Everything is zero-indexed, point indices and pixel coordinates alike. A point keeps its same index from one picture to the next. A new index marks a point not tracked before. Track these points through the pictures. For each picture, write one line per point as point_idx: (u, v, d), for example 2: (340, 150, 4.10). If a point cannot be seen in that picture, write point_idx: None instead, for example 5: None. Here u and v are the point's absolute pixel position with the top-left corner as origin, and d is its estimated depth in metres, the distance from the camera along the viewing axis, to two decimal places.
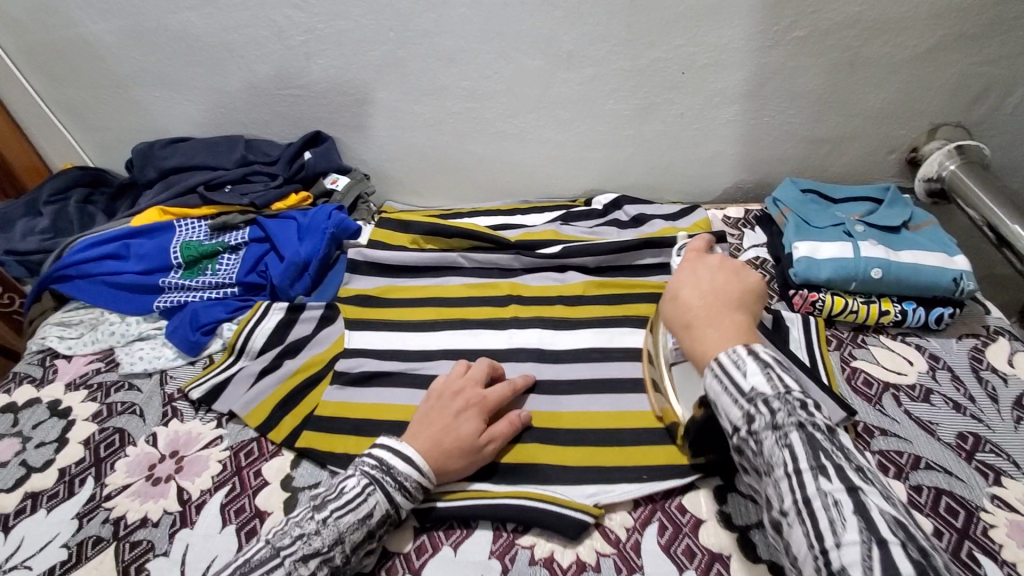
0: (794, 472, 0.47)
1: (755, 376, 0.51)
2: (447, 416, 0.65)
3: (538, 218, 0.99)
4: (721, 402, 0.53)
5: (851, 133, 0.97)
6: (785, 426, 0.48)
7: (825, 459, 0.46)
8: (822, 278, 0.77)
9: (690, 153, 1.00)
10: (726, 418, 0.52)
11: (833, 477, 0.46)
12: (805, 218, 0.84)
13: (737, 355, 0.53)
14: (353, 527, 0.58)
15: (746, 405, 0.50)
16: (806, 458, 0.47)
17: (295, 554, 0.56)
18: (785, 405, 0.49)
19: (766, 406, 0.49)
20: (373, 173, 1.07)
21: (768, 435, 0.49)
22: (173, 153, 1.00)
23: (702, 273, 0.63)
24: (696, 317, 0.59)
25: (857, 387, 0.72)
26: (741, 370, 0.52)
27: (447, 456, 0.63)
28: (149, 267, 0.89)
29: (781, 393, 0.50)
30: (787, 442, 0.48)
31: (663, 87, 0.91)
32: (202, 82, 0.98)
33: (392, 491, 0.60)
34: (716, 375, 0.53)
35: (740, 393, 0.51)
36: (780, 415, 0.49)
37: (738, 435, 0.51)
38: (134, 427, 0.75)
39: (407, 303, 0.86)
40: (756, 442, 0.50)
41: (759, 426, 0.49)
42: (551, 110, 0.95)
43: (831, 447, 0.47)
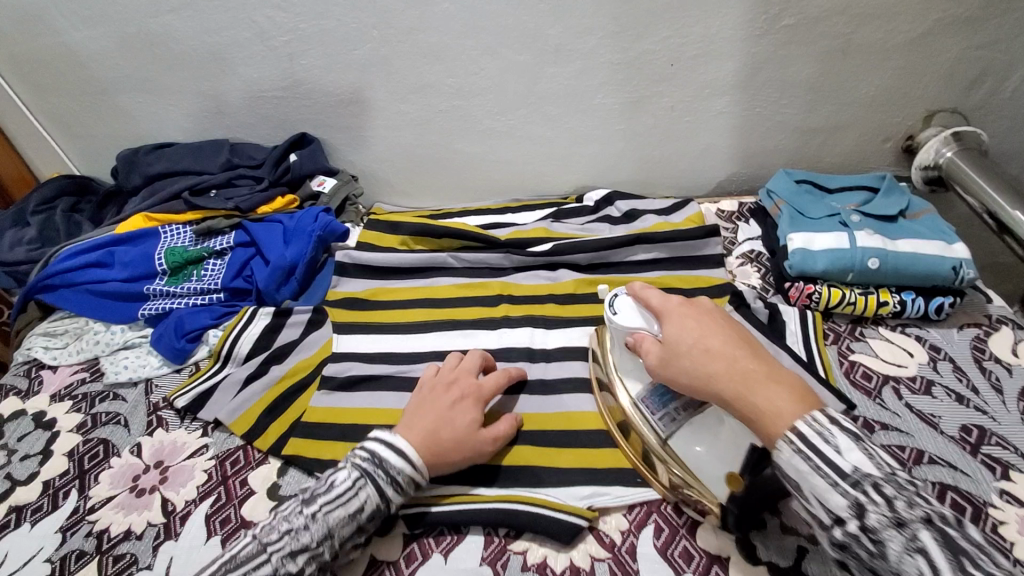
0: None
1: (854, 455, 0.46)
2: (442, 406, 0.64)
3: (529, 216, 0.98)
4: (814, 488, 0.46)
5: (845, 122, 0.95)
6: (909, 521, 0.43)
7: (969, 562, 0.41)
8: (818, 270, 0.75)
9: (683, 147, 0.98)
10: (824, 508, 0.46)
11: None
12: (799, 209, 0.82)
13: (818, 425, 0.47)
14: (343, 522, 0.57)
15: (852, 491, 0.45)
16: (942, 560, 0.41)
17: (283, 550, 0.55)
18: (900, 492, 0.44)
19: (879, 492, 0.44)
20: (363, 175, 1.06)
21: (892, 534, 0.43)
22: (158, 159, 0.99)
23: (693, 322, 0.56)
24: (742, 375, 0.52)
25: (856, 380, 0.70)
26: (834, 445, 0.46)
27: (444, 448, 0.61)
28: (133, 274, 0.87)
29: (888, 474, 0.45)
30: (916, 540, 0.42)
31: (653, 79, 0.90)
32: (186, 86, 0.96)
33: (383, 485, 0.58)
34: (800, 452, 0.47)
35: (841, 475, 0.45)
36: (902, 508, 0.43)
37: (841, 529, 0.45)
38: (119, 438, 0.74)
39: (396, 305, 0.85)
40: (872, 538, 0.44)
41: (875, 519, 0.43)
42: (539, 106, 0.94)
43: (966, 544, 0.42)
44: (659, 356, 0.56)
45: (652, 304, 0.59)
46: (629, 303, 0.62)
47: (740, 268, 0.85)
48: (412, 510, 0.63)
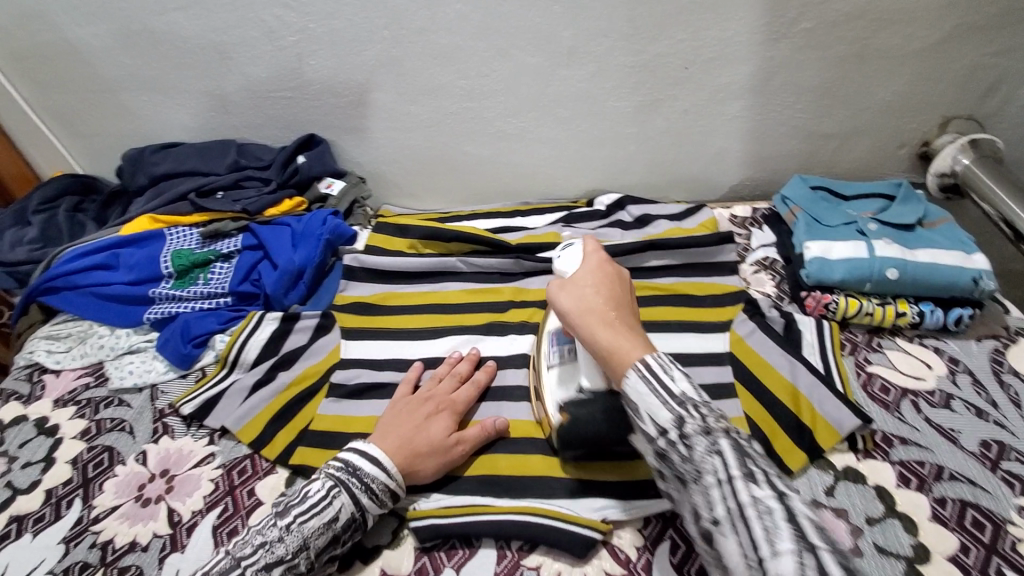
0: (726, 480, 0.43)
1: (683, 381, 0.46)
2: (416, 417, 0.65)
3: (539, 220, 0.97)
4: (646, 406, 0.47)
5: (860, 128, 0.94)
6: (717, 432, 0.44)
7: (754, 467, 0.43)
8: (835, 280, 0.74)
9: (695, 151, 0.97)
10: (652, 422, 0.47)
11: (764, 484, 0.42)
12: (816, 217, 0.81)
13: (661, 360, 0.48)
14: (319, 532, 0.57)
15: (677, 407, 0.45)
16: (736, 466, 0.43)
17: (257, 563, 0.55)
18: (711, 411, 0.45)
19: (696, 410, 0.45)
20: (370, 177, 1.05)
21: (700, 440, 0.44)
22: (163, 159, 0.97)
23: (599, 270, 0.57)
24: (612, 315, 0.53)
25: (874, 393, 0.69)
26: (669, 373, 0.47)
27: (418, 457, 0.62)
28: (139, 277, 0.85)
29: (705, 400, 0.46)
30: (717, 448, 0.44)
31: (667, 82, 0.88)
32: (191, 85, 0.95)
33: (358, 494, 0.59)
34: (643, 377, 0.47)
35: (669, 395, 0.46)
36: (711, 420, 0.45)
37: (664, 439, 0.46)
38: (124, 445, 0.72)
39: (405, 311, 0.84)
40: (686, 448, 0.45)
41: (691, 430, 0.45)
42: (550, 108, 0.92)
43: (755, 453, 0.45)
44: (554, 285, 0.57)
45: (585, 249, 0.60)
46: (579, 250, 0.62)
47: (754, 275, 0.84)
48: (422, 524, 0.61)
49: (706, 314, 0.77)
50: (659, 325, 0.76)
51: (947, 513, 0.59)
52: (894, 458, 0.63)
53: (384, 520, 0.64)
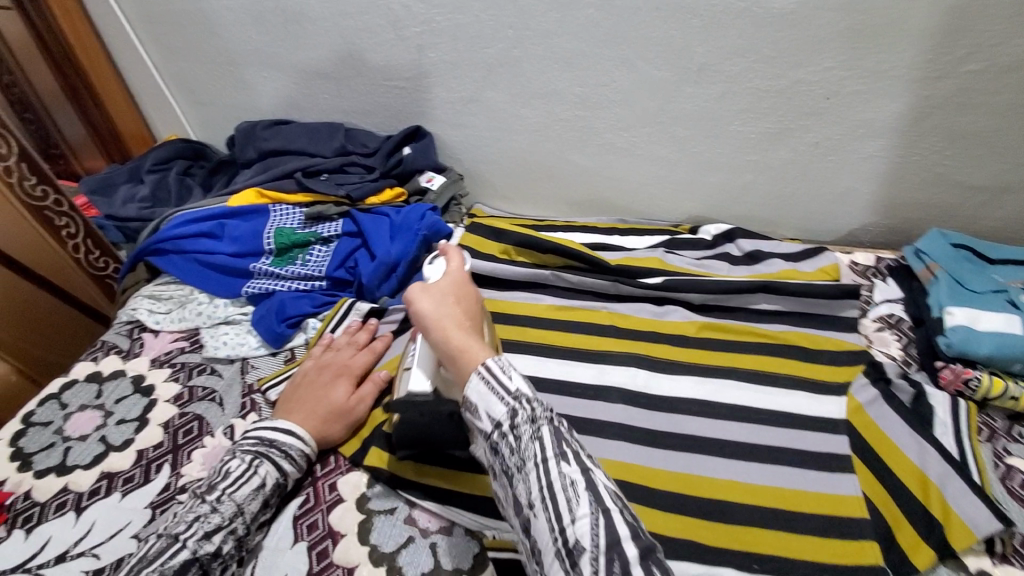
0: (543, 461, 0.47)
1: (520, 381, 0.49)
2: (316, 386, 0.69)
3: (638, 241, 0.92)
4: (482, 403, 0.49)
5: (1013, 184, 0.84)
6: (540, 419, 0.49)
7: (567, 447, 0.48)
8: (981, 355, 0.67)
9: (818, 187, 0.90)
10: (488, 415, 0.49)
11: (572, 461, 0.47)
12: (958, 279, 0.73)
13: (501, 364, 0.51)
14: (251, 497, 0.58)
15: (510, 402, 0.49)
16: (552, 448, 0.47)
17: (196, 534, 0.54)
18: (540, 404, 0.49)
19: (528, 402, 0.49)
20: (468, 175, 1.03)
21: (526, 428, 0.48)
22: (274, 135, 0.99)
23: (459, 277, 0.61)
24: (462, 323, 0.55)
25: (1014, 490, 0.62)
26: (506, 375, 0.50)
27: (323, 423, 0.66)
28: (241, 250, 0.87)
29: (536, 397, 0.50)
30: (538, 434, 0.48)
31: (802, 112, 0.82)
32: (310, 66, 0.96)
33: (279, 461, 0.61)
34: (484, 378, 0.50)
35: (505, 392, 0.49)
36: (539, 411, 0.49)
37: (497, 433, 0.49)
38: (213, 417, 0.74)
39: (493, 318, 0.81)
40: (516, 436, 0.48)
41: (519, 420, 0.48)
42: (668, 126, 0.87)
43: (570, 437, 0.49)
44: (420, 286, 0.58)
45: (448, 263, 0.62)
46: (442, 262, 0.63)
47: (877, 333, 0.77)
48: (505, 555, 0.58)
49: (824, 372, 0.70)
50: (774, 378, 0.70)
51: None
52: None
53: (464, 542, 0.60)
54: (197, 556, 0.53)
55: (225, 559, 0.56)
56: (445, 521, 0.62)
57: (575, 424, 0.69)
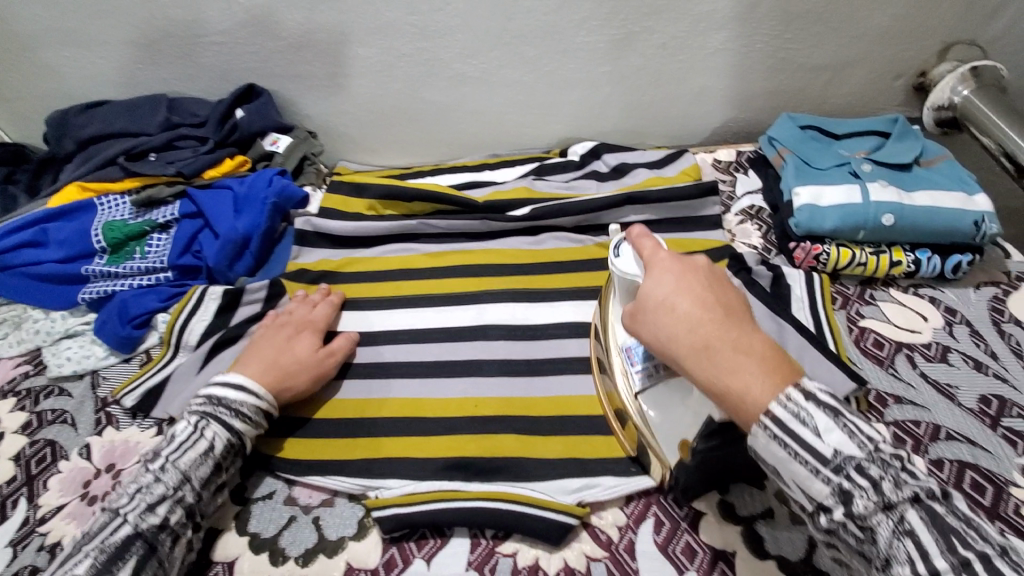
0: (927, 574, 0.36)
1: (835, 436, 0.39)
2: (278, 339, 0.64)
3: (509, 172, 0.89)
4: (791, 474, 0.41)
5: (853, 58, 0.85)
6: (895, 504, 0.38)
7: (964, 549, 0.36)
8: (827, 229, 0.69)
9: (675, 90, 0.89)
10: (805, 496, 0.41)
11: (982, 573, 0.35)
12: (805, 160, 0.75)
13: (794, 404, 0.40)
14: (197, 463, 0.54)
15: (831, 478, 0.39)
16: (930, 544, 0.37)
17: (137, 507, 0.51)
18: (884, 471, 0.38)
19: (861, 478, 0.38)
20: (323, 132, 0.95)
21: (880, 520, 0.38)
22: (89, 120, 0.87)
23: (680, 267, 0.47)
24: (714, 337, 0.43)
25: (866, 349, 0.64)
26: (812, 426, 0.39)
27: (288, 376, 0.61)
28: (70, 254, 0.78)
29: (870, 453, 0.39)
30: (904, 526, 0.38)
31: (644, 12, 0.79)
32: (110, 34, 0.83)
33: (228, 420, 0.57)
34: (776, 438, 0.40)
35: (821, 462, 0.39)
36: (885, 487, 0.38)
37: (829, 521, 0.40)
38: (67, 438, 0.67)
39: (368, 277, 0.77)
40: (859, 525, 0.38)
41: (862, 508, 0.38)
42: (515, 46, 0.83)
43: (958, 525, 0.37)
44: (630, 308, 0.48)
45: (640, 248, 0.49)
46: (631, 248, 0.51)
47: (739, 226, 0.78)
48: (386, 513, 0.55)
49: None
50: None
51: (944, 476, 0.54)
52: (888, 419, 0.58)
53: (347, 509, 0.59)
54: (141, 530, 0.50)
55: (177, 529, 0.52)
56: (327, 494, 0.60)
57: (455, 367, 0.67)
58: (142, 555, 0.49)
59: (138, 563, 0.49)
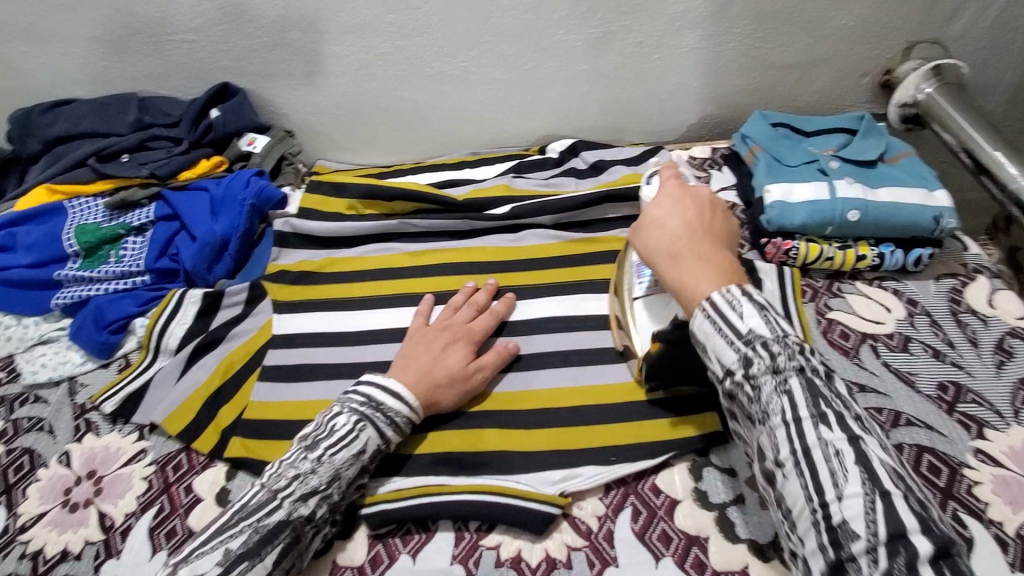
0: (793, 420, 0.43)
1: (753, 318, 0.46)
2: (435, 346, 0.63)
3: (488, 170, 0.90)
4: (709, 343, 0.47)
5: (822, 56, 0.88)
6: (785, 372, 0.45)
7: (825, 407, 0.43)
8: (796, 225, 0.71)
9: (650, 88, 0.90)
10: (717, 361, 0.47)
11: (835, 427, 0.43)
12: (777, 157, 0.77)
13: (730, 294, 0.48)
14: (349, 463, 0.54)
15: (742, 347, 0.45)
16: (806, 409, 0.43)
17: (293, 494, 0.51)
18: (785, 349, 0.45)
19: (765, 350, 0.45)
20: (299, 131, 0.94)
21: (767, 380, 0.45)
22: (56, 120, 0.85)
23: (679, 194, 0.56)
24: (682, 248, 0.52)
25: (833, 340, 0.67)
26: (738, 312, 0.47)
27: (438, 387, 0.60)
28: (41, 259, 0.76)
29: (780, 337, 0.46)
30: (786, 388, 0.44)
31: (620, 11, 0.80)
32: (77, 31, 0.82)
33: (382, 427, 0.56)
34: (710, 317, 0.47)
35: (736, 334, 0.46)
36: (780, 359, 0.45)
37: (730, 380, 0.46)
38: (45, 447, 0.66)
39: (347, 277, 0.77)
40: (752, 388, 0.45)
41: (758, 370, 0.45)
42: (492, 45, 0.83)
43: (829, 394, 0.44)
44: (636, 225, 0.56)
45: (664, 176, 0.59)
46: (659, 178, 0.60)
47: None
48: (372, 511, 0.57)
49: None
50: None
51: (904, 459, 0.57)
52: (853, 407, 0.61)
53: None
54: (293, 518, 0.51)
55: (319, 523, 0.53)
56: None
57: None
58: (289, 544, 0.50)
59: (284, 551, 0.50)
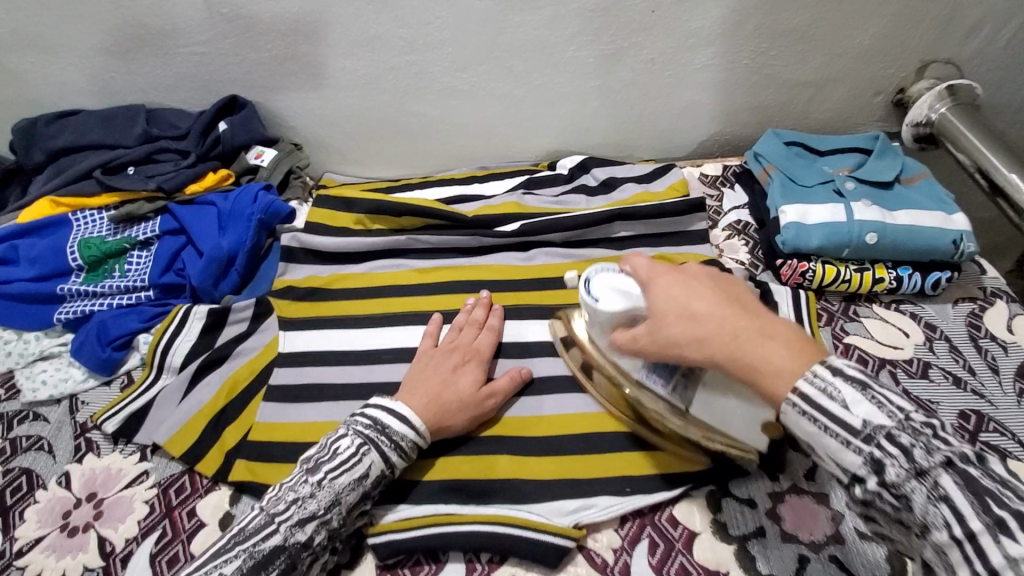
0: (962, 535, 0.37)
1: (865, 409, 0.41)
2: (444, 370, 0.62)
3: (498, 185, 0.89)
4: (825, 447, 0.42)
5: (836, 75, 0.87)
6: (928, 469, 0.38)
7: (996, 504, 0.37)
8: (813, 247, 0.70)
9: (663, 104, 0.89)
10: (839, 466, 0.42)
11: (1017, 531, 0.36)
12: (791, 177, 0.76)
13: (822, 381, 0.41)
14: (350, 488, 0.52)
15: (864, 450, 0.40)
16: (964, 504, 0.37)
17: (291, 520, 0.50)
18: (915, 439, 0.39)
19: (893, 446, 0.39)
20: (307, 143, 0.93)
21: (913, 486, 0.39)
22: (61, 130, 0.84)
23: (677, 274, 0.49)
24: (738, 330, 0.44)
25: None
26: (840, 399, 0.41)
27: (448, 412, 0.59)
28: (43, 272, 0.75)
29: (902, 423, 0.40)
30: (938, 490, 0.38)
31: (633, 28, 0.79)
32: (84, 42, 0.81)
33: (386, 451, 0.55)
34: (806, 414, 0.42)
35: (852, 434, 0.41)
36: (918, 455, 0.39)
37: (862, 488, 0.41)
38: (43, 467, 0.64)
39: (355, 294, 0.75)
40: (895, 494, 0.40)
41: (894, 475, 0.39)
42: (504, 60, 0.82)
43: (991, 485, 0.38)
44: (639, 331, 0.49)
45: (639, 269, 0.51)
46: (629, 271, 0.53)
47: (726, 241, 0.79)
48: (380, 541, 0.55)
49: None
50: None
51: None
52: None
53: None
54: (288, 544, 0.49)
55: (316, 550, 0.51)
56: None
57: None
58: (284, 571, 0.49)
59: None
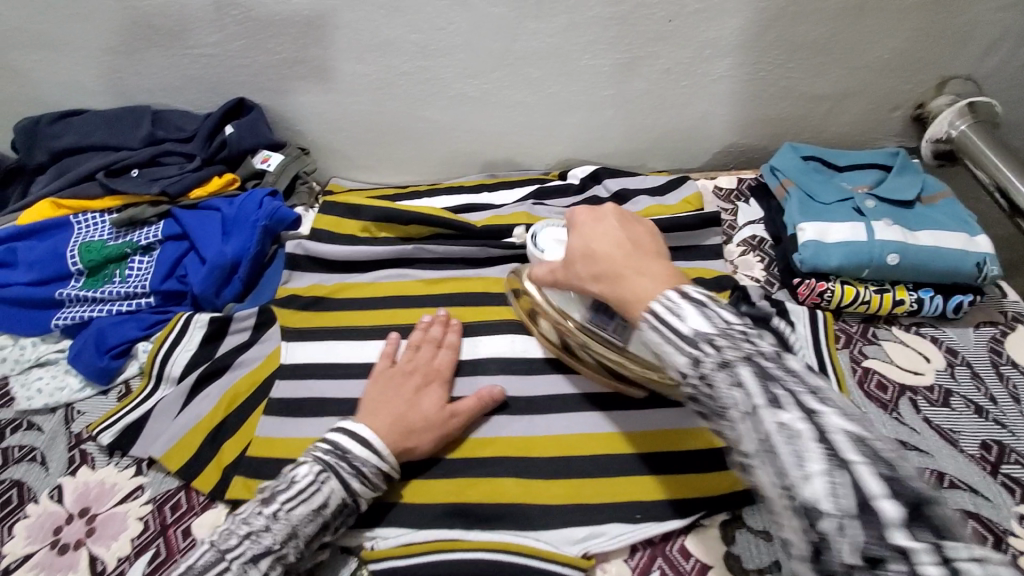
0: (748, 412, 0.35)
1: (694, 318, 0.38)
2: (400, 392, 0.59)
3: (507, 195, 0.87)
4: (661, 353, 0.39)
5: (854, 89, 0.85)
6: (733, 361, 0.36)
7: (781, 386, 0.35)
8: (831, 266, 0.68)
9: (677, 115, 0.87)
10: (670, 367, 0.38)
11: (790, 406, 0.34)
12: (809, 193, 0.74)
13: (669, 300, 0.40)
14: (306, 520, 0.51)
15: (688, 348, 0.37)
16: (758, 394, 0.35)
17: (243, 555, 0.48)
18: (730, 340, 0.37)
19: (710, 344, 0.37)
20: (314, 147, 0.92)
21: (719, 376, 0.36)
22: (64, 130, 0.83)
23: (594, 216, 0.50)
24: (621, 265, 0.45)
25: (870, 392, 0.64)
26: (679, 316, 0.39)
27: (411, 434, 0.57)
28: (42, 276, 0.73)
29: (724, 329, 0.37)
30: (738, 378, 0.35)
31: (649, 37, 0.77)
32: (90, 41, 0.79)
33: (347, 479, 0.53)
34: (654, 328, 0.39)
35: (678, 337, 0.38)
36: (726, 350, 0.36)
37: (687, 385, 0.37)
38: (36, 479, 0.62)
39: (360, 305, 0.73)
40: (706, 388, 0.36)
41: (707, 368, 0.36)
42: (516, 67, 0.80)
43: (780, 371, 0.35)
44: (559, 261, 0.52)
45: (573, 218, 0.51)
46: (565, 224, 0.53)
47: (741, 257, 0.77)
48: (382, 567, 0.54)
49: None
50: None
51: None
52: None
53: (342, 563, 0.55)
54: None
55: None
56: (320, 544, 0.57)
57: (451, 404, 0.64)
58: None
59: None
